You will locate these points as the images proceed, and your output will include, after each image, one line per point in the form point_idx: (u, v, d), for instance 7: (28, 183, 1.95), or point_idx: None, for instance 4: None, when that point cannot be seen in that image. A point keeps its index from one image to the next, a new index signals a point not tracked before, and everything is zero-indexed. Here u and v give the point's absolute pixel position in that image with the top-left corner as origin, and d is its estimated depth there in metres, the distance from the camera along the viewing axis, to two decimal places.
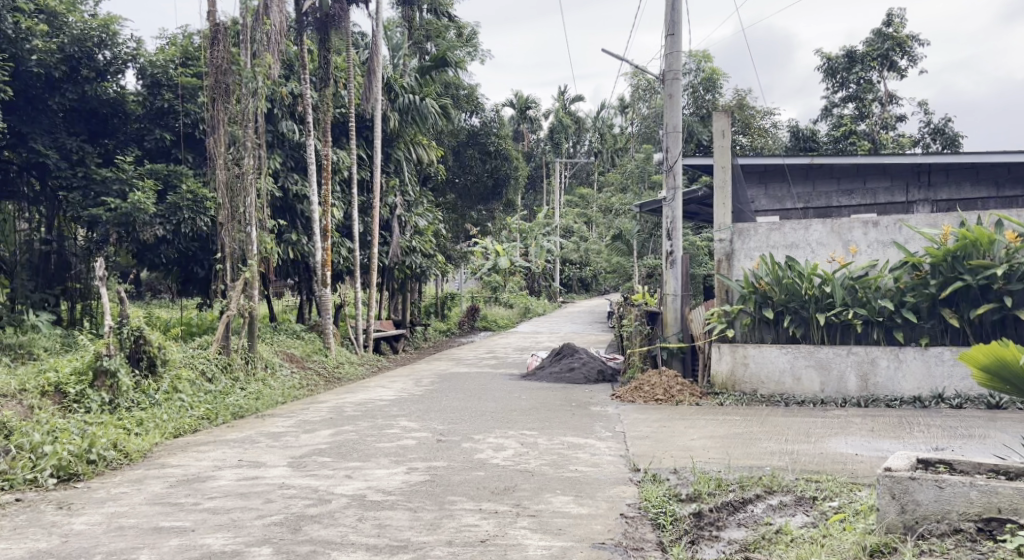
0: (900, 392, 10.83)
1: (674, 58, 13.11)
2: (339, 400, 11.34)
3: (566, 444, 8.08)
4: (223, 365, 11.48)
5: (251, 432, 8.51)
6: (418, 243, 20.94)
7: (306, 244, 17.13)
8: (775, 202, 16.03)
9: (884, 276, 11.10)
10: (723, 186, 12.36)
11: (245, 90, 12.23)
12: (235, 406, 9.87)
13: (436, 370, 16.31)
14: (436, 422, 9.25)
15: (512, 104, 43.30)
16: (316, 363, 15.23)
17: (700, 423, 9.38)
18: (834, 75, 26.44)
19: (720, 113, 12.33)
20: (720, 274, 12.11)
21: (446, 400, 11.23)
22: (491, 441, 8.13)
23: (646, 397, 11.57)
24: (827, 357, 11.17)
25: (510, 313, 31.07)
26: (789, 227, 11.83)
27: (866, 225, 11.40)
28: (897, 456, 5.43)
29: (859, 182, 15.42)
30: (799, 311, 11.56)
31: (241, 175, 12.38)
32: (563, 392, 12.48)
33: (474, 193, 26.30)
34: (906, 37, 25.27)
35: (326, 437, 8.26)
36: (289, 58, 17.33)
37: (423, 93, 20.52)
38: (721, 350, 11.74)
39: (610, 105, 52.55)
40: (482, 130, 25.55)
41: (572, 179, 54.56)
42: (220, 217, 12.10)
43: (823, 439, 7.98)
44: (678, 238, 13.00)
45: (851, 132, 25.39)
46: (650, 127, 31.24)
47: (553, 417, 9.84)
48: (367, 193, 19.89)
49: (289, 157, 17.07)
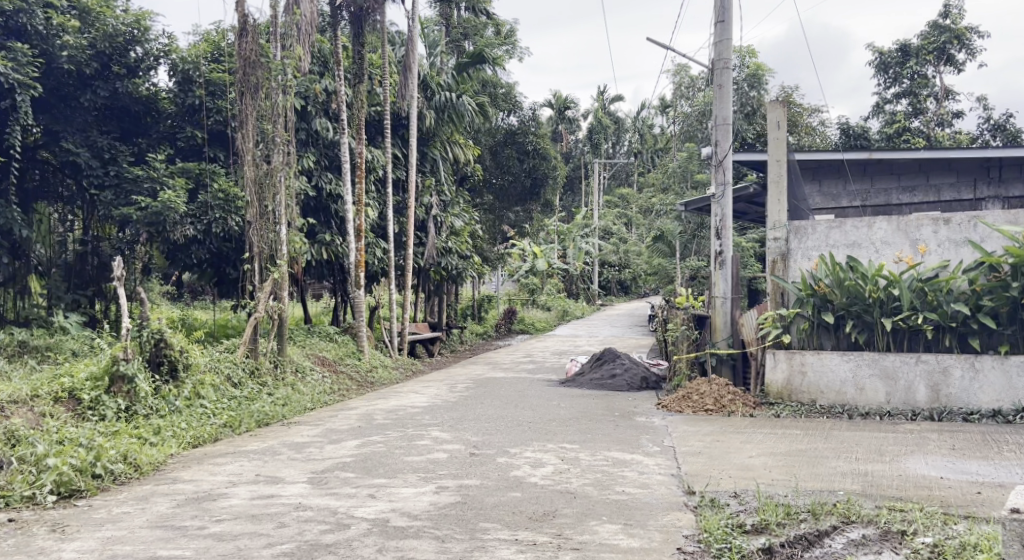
0: (977, 404, 9.97)
1: (725, 46, 12.33)
2: (370, 408, 10.74)
3: (611, 460, 7.39)
4: (251, 370, 10.92)
5: (274, 442, 7.94)
6: (454, 244, 20.36)
7: (340, 244, 16.58)
8: (830, 200, 15.16)
9: (958, 278, 10.30)
10: (778, 180, 11.60)
11: (274, 84, 11.63)
12: (260, 414, 9.28)
13: (472, 375, 15.70)
14: (470, 433, 8.61)
15: (550, 105, 42.63)
16: (349, 366, 14.72)
17: (756, 437, 8.62)
18: (887, 70, 25.38)
19: (775, 102, 11.56)
20: (775, 275, 11.38)
21: (482, 409, 10.60)
22: (529, 455, 7.48)
23: (695, 408, 10.85)
24: (894, 365, 10.35)
25: (550, 316, 30.40)
26: (850, 225, 11.04)
27: (937, 222, 10.60)
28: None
29: (922, 178, 14.53)
30: (862, 314, 10.73)
31: (271, 171, 11.73)
32: (605, 400, 11.76)
33: (512, 193, 25.68)
34: (964, 29, 24.14)
35: (351, 449, 7.65)
36: (322, 56, 16.72)
37: (460, 90, 20.00)
38: (776, 358, 10.96)
39: (649, 105, 51.76)
40: (521, 130, 24.95)
41: (611, 180, 53.75)
42: (249, 215, 11.53)
43: (899, 458, 7.21)
44: (727, 238, 12.26)
45: (905, 129, 24.36)
46: (692, 126, 30.43)
47: (595, 429, 9.15)
48: (402, 193, 19.35)
49: (323, 155, 16.55)
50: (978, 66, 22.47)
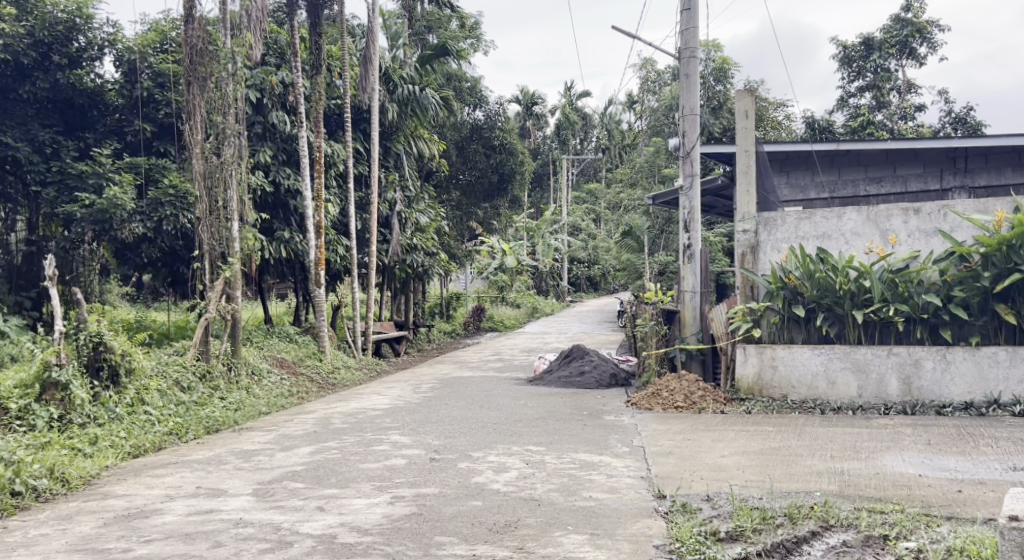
0: (948, 396, 9.79)
1: (691, 34, 12.03)
2: (328, 411, 10.31)
3: (578, 463, 7.04)
4: (202, 373, 10.45)
5: (221, 450, 7.50)
6: (419, 241, 19.90)
7: (299, 241, 16.10)
8: (798, 191, 14.95)
9: (928, 268, 10.11)
10: (747, 171, 11.32)
11: (224, 74, 11.15)
12: (209, 419, 8.83)
13: (438, 375, 15.30)
14: (431, 436, 8.22)
15: (517, 100, 42.27)
16: (309, 368, 14.24)
17: (728, 435, 8.32)
18: (850, 63, 25.34)
19: (743, 91, 11.27)
20: (745, 268, 11.11)
21: (446, 410, 10.21)
22: (492, 460, 7.10)
23: (664, 405, 10.55)
24: (865, 358, 10.13)
25: (519, 313, 30.04)
26: (820, 216, 10.81)
27: (907, 212, 10.40)
28: (1014, 492, 4.14)
29: (889, 169, 14.37)
30: (833, 307, 10.51)
31: (223, 165, 11.27)
32: (573, 399, 11.42)
33: (479, 189, 25.28)
34: (925, 22, 24.16)
35: (304, 457, 7.23)
36: (279, 47, 16.23)
37: (423, 83, 19.58)
38: (747, 352, 10.69)
39: (616, 101, 51.68)
40: (486, 124, 24.55)
41: (579, 176, 53.52)
42: (197, 211, 11.07)
43: (875, 455, 6.95)
44: (696, 231, 11.97)
45: (869, 123, 24.37)
46: (659, 120, 30.26)
47: (563, 429, 8.80)
48: (364, 189, 18.86)
49: (281, 150, 16.04)
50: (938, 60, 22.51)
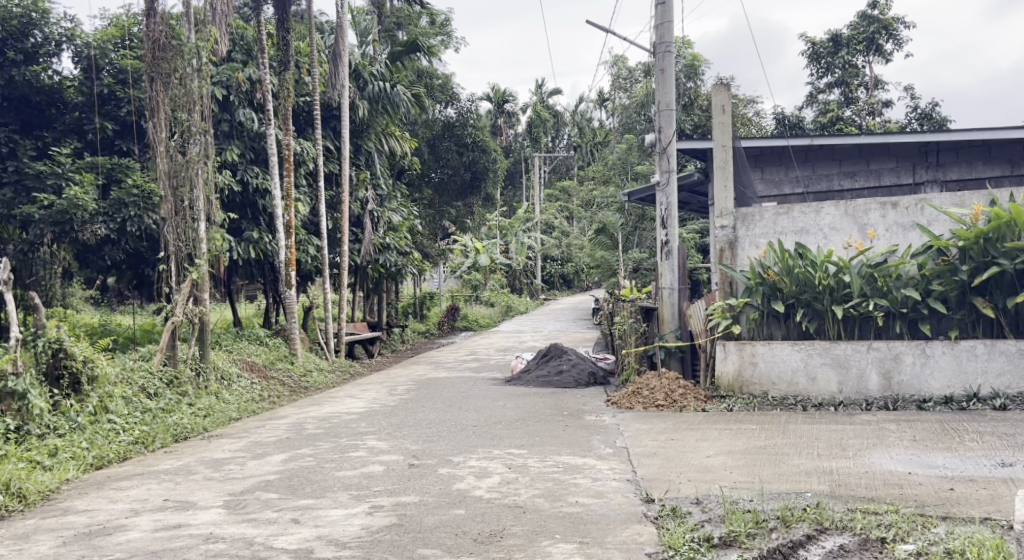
0: (928, 391, 9.73)
1: (667, 28, 11.89)
2: (301, 416, 10.04)
3: (562, 466, 6.86)
4: (169, 379, 10.16)
5: (189, 459, 7.23)
6: (392, 240, 19.61)
7: (269, 241, 15.78)
8: (773, 187, 14.88)
9: (907, 263, 10.04)
10: (724, 166, 11.19)
11: (189, 69, 10.84)
12: (177, 427, 8.55)
13: (413, 376, 15.04)
14: (409, 441, 8.00)
15: (488, 98, 42.02)
16: (281, 372, 13.93)
17: (712, 433, 8.17)
18: (819, 60, 25.42)
19: (720, 86, 11.15)
20: (723, 264, 10.96)
21: (423, 413, 9.98)
22: (473, 465, 6.90)
23: (645, 404, 10.39)
24: (845, 354, 10.05)
25: (494, 311, 29.82)
26: (798, 210, 10.70)
27: (885, 206, 10.34)
28: None
29: (863, 164, 14.34)
30: (812, 302, 10.41)
31: (188, 163, 10.97)
32: (552, 399, 11.24)
33: (452, 187, 25.03)
34: (891, 19, 24.30)
35: (276, 466, 6.99)
36: (245, 43, 15.88)
37: (393, 80, 19.30)
38: (726, 349, 10.57)
39: (587, 99, 51.64)
40: (459, 122, 24.30)
41: (551, 174, 53.39)
42: (162, 211, 10.77)
43: (863, 453, 6.82)
44: (673, 227, 11.84)
45: (838, 119, 24.47)
46: (631, 118, 30.19)
47: (543, 430, 8.61)
48: (335, 188, 18.54)
49: (249, 148, 15.70)
50: (905, 57, 22.64)
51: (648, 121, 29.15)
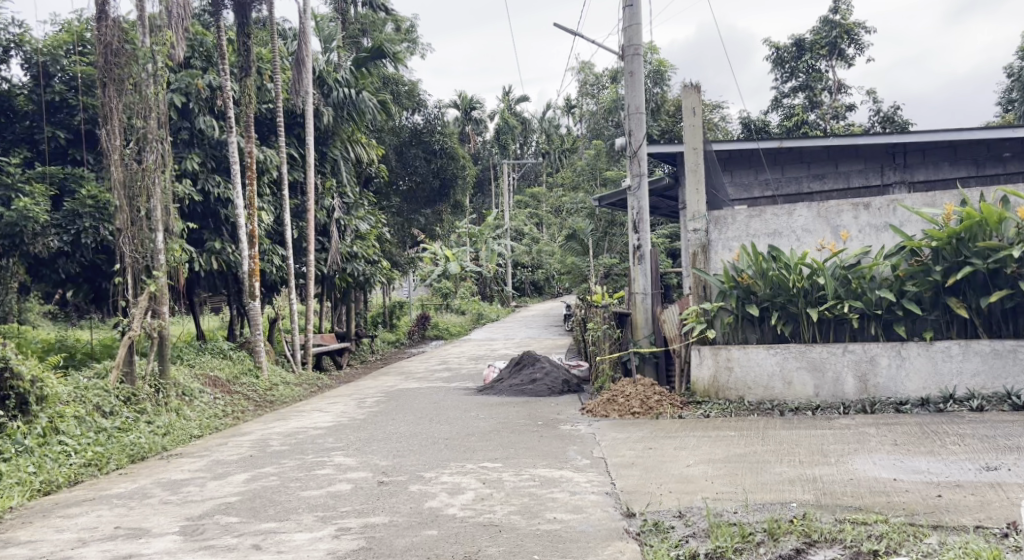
0: (904, 393, 9.62)
1: (635, 31, 11.76)
2: (265, 433, 9.74)
3: (537, 479, 6.63)
4: (126, 397, 9.85)
5: (146, 481, 6.93)
6: (360, 249, 19.27)
7: (232, 251, 15.40)
8: (743, 190, 14.77)
9: (880, 264, 9.94)
10: (696, 169, 11.01)
11: (144, 75, 10.56)
12: (133, 448, 8.25)
13: (383, 387, 14.74)
14: (378, 456, 7.73)
15: (456, 105, 41.82)
16: (245, 387, 13.55)
17: (690, 441, 7.97)
18: (783, 64, 25.52)
19: (690, 87, 10.99)
20: (696, 267, 10.78)
21: (393, 426, 9.70)
22: (445, 480, 6.65)
23: (621, 411, 10.19)
24: (820, 357, 9.91)
25: (464, 320, 29.53)
26: (771, 212, 10.60)
27: (857, 207, 10.26)
28: None
29: (831, 166, 14.30)
30: (787, 305, 10.28)
31: (143, 172, 10.63)
32: (525, 408, 11.02)
33: (420, 195, 24.76)
34: (853, 24, 24.46)
35: (238, 486, 6.71)
36: (205, 49, 15.52)
37: (359, 86, 19.01)
38: (701, 354, 10.40)
39: (555, 105, 51.66)
40: (426, 129, 24.04)
41: (521, 181, 53.28)
42: (117, 222, 10.41)
43: (845, 458, 6.66)
44: (645, 231, 11.69)
45: (802, 123, 24.59)
46: (599, 123, 30.13)
47: (517, 442, 8.38)
48: (300, 196, 18.19)
49: (210, 157, 15.32)
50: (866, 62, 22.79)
51: (615, 127, 29.08)
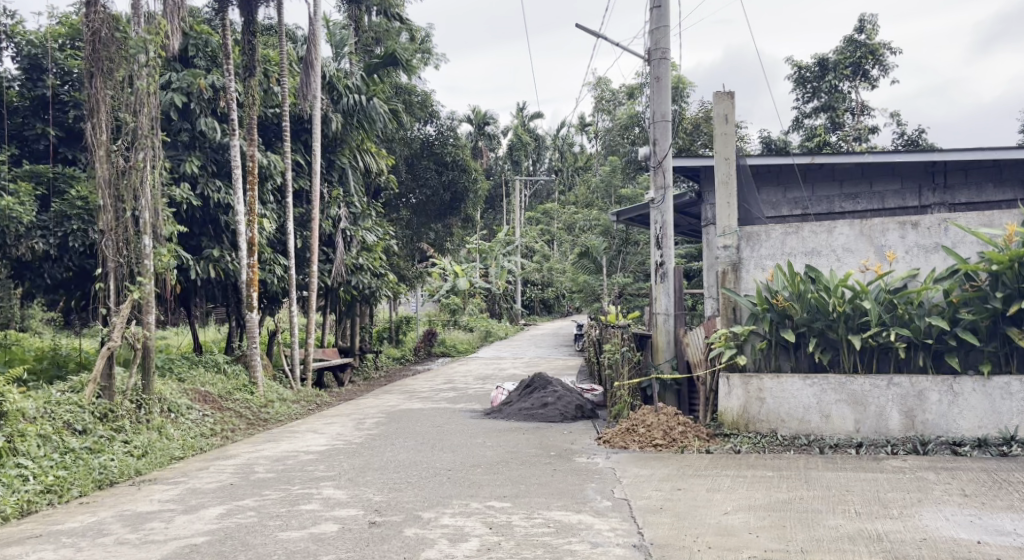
0: (956, 431, 8.72)
1: (662, 34, 10.90)
2: (252, 457, 8.90)
3: (552, 525, 5.76)
4: (102, 414, 9.10)
5: (107, 514, 6.14)
6: (366, 261, 18.40)
7: (231, 260, 14.62)
8: (770, 208, 13.83)
9: (930, 289, 9.03)
10: (726, 181, 10.10)
11: (136, 67, 9.85)
12: (101, 472, 7.50)
13: (384, 406, 13.85)
14: (372, 490, 6.86)
15: (470, 119, 41.09)
16: (239, 404, 12.72)
17: (724, 482, 7.07)
18: (804, 84, 24.70)
19: (722, 93, 10.08)
20: (726, 288, 9.88)
21: (391, 453, 8.83)
22: (447, 523, 5.82)
23: (642, 443, 9.31)
24: (862, 390, 9.02)
25: (472, 336, 28.60)
26: (808, 230, 9.66)
27: (904, 226, 9.31)
28: None
29: (866, 185, 13.36)
30: (825, 331, 9.38)
31: (127, 170, 9.89)
32: (536, 435, 10.13)
33: (430, 209, 23.95)
34: (879, 44, 23.60)
35: (209, 522, 5.88)
36: (210, 49, 14.78)
37: (370, 93, 18.29)
38: (730, 383, 9.50)
39: (569, 123, 50.99)
40: (438, 140, 23.29)
41: (533, 199, 52.52)
42: (101, 223, 9.65)
43: (911, 511, 5.78)
44: (669, 247, 10.82)
45: (824, 143, 23.71)
46: (615, 140, 29.32)
47: (528, 476, 7.51)
48: (305, 205, 17.39)
49: (211, 161, 14.58)
50: (892, 83, 21.89)
51: (632, 144, 28.25)
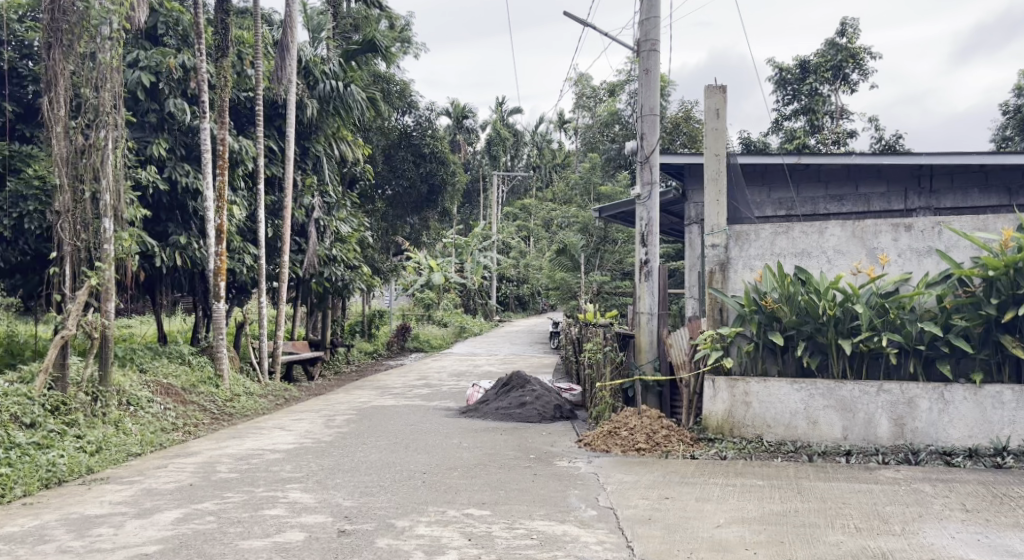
0: (945, 440, 8.46)
1: (652, 24, 10.50)
2: (215, 454, 8.46)
3: (536, 537, 5.38)
4: (53, 407, 8.67)
5: (51, 518, 5.77)
6: (339, 252, 17.88)
7: (198, 248, 14.07)
8: (755, 207, 13.57)
9: (923, 294, 8.75)
10: (716, 178, 9.72)
11: (99, 36, 9.39)
12: (48, 470, 7.13)
13: (355, 403, 13.39)
14: (341, 494, 6.43)
15: (448, 112, 40.58)
16: (202, 398, 12.20)
17: (713, 492, 6.71)
18: (785, 86, 24.46)
19: (713, 87, 9.73)
20: (713, 287, 9.53)
21: (363, 453, 8.41)
22: (423, 532, 5.42)
23: (624, 446, 8.96)
24: (851, 396, 8.72)
25: (446, 332, 28.14)
26: (799, 230, 9.33)
27: (897, 228, 9.02)
28: None
29: (851, 187, 13.03)
30: (814, 335, 9.06)
31: (86, 150, 9.38)
32: (515, 436, 9.73)
33: (406, 201, 23.47)
34: (860, 49, 23.41)
35: (164, 529, 5.43)
36: (181, 28, 14.23)
37: (347, 80, 17.76)
38: (715, 386, 9.16)
39: (547, 119, 50.66)
40: (416, 131, 22.86)
41: (509, 195, 52.13)
42: (58, 203, 9.16)
43: (913, 527, 5.48)
44: (654, 245, 10.45)
45: (803, 146, 23.53)
46: (595, 137, 28.99)
47: (508, 481, 7.12)
48: (277, 193, 16.87)
49: (180, 144, 14.04)
50: (872, 87, 21.64)
51: (612, 141, 27.93)
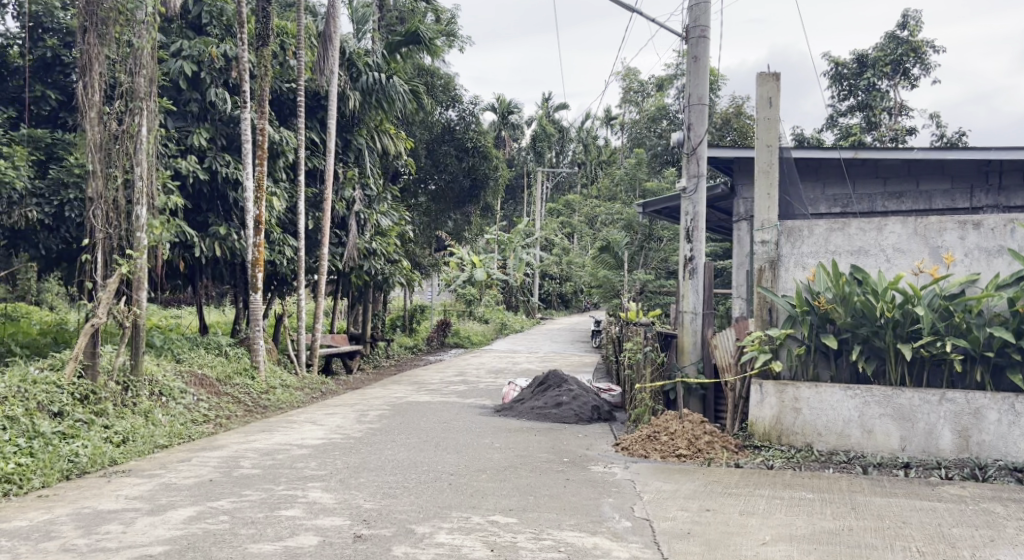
0: (1016, 455, 7.83)
1: (703, 10, 10.00)
2: (241, 448, 8.20)
3: (564, 549, 4.99)
4: (82, 396, 8.50)
5: (63, 512, 5.54)
6: (379, 246, 17.61)
7: (238, 239, 13.90)
8: (808, 204, 12.97)
9: (993, 296, 8.11)
10: (768, 170, 9.19)
11: (136, 21, 9.21)
12: (70, 462, 6.93)
13: (390, 398, 13.10)
14: (363, 496, 6.11)
15: (494, 108, 40.18)
16: (237, 390, 12.02)
17: (759, 505, 6.25)
18: (841, 81, 23.63)
19: (767, 75, 9.21)
20: (762, 287, 9.03)
21: (391, 451, 8.10)
22: (444, 541, 5.06)
23: (664, 452, 8.51)
24: (910, 405, 8.16)
25: (487, 328, 27.85)
26: (856, 227, 8.77)
27: (965, 226, 8.38)
28: None
29: (911, 184, 12.34)
30: (871, 339, 8.52)
31: (121, 136, 9.24)
32: (550, 438, 9.33)
33: (449, 196, 23.14)
34: (922, 42, 22.48)
35: (173, 528, 5.16)
36: (225, 18, 14.04)
37: (389, 71, 17.48)
38: (763, 391, 8.68)
39: (593, 115, 50.01)
40: (459, 126, 22.30)
41: (554, 192, 51.61)
42: (90, 190, 9.01)
43: (983, 554, 4.97)
44: (700, 241, 9.96)
45: (860, 143, 22.68)
46: (642, 133, 28.36)
47: (540, 487, 6.73)
48: (318, 185, 16.69)
49: (221, 134, 13.91)
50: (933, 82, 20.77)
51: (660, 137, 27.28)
